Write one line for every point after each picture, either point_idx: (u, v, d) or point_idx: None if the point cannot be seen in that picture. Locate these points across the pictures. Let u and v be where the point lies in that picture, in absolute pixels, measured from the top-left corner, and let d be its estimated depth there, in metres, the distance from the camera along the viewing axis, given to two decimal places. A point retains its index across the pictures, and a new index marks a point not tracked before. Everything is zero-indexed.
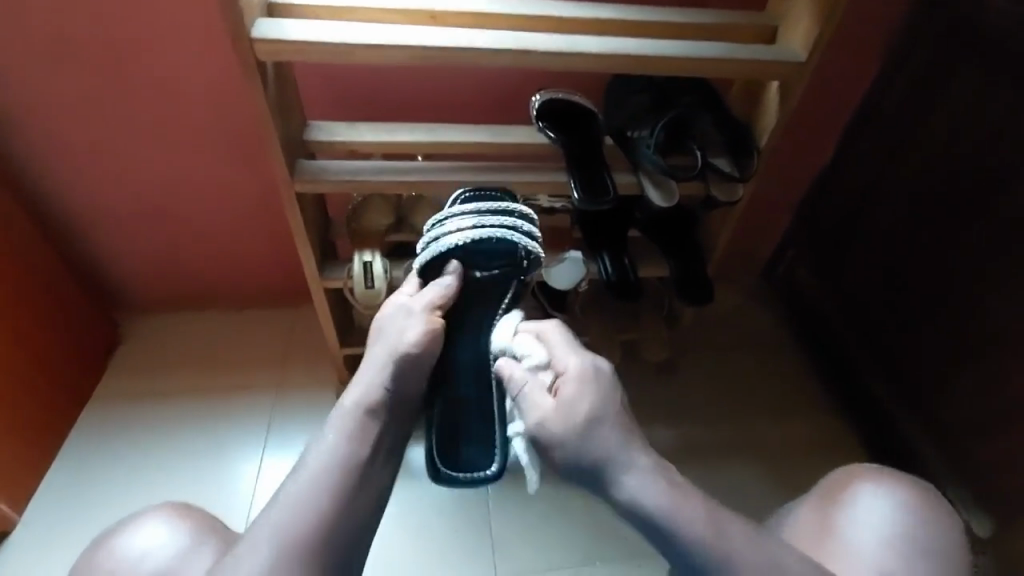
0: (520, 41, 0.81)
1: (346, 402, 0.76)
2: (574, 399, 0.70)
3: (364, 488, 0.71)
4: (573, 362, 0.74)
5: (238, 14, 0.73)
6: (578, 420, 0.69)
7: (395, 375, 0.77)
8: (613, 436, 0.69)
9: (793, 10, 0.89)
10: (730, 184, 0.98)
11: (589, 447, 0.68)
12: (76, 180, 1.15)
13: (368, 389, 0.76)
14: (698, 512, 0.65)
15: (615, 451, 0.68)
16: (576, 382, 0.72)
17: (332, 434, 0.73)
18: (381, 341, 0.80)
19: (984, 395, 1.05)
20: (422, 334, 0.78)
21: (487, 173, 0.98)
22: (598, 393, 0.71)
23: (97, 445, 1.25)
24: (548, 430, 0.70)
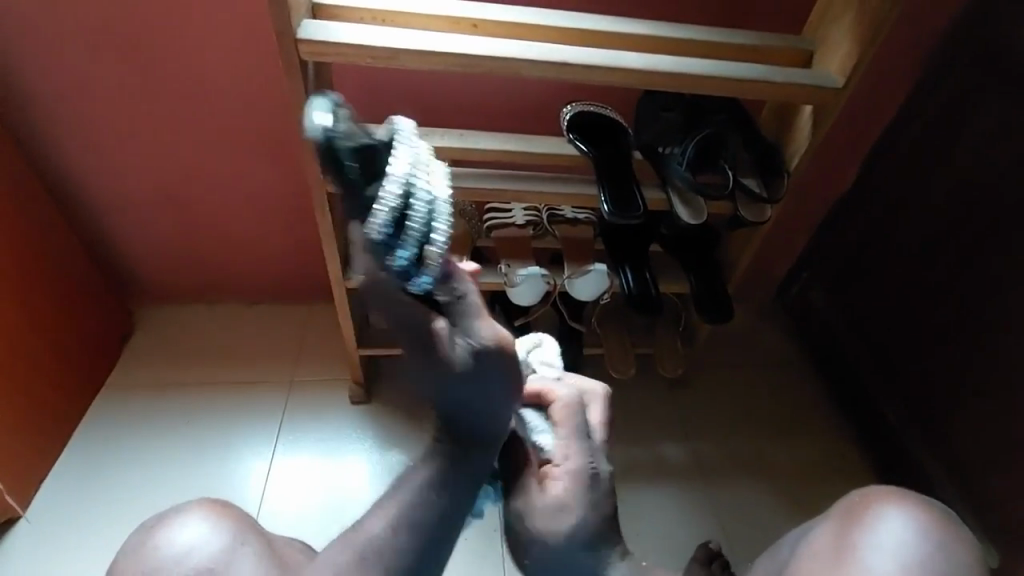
0: (560, 53, 0.82)
1: (443, 449, 0.73)
2: (563, 516, 0.73)
3: (445, 525, 0.73)
4: (569, 471, 0.74)
5: (286, 13, 0.74)
6: (562, 538, 0.72)
7: (494, 423, 0.71)
8: (590, 553, 0.73)
9: (831, 36, 0.89)
10: (759, 206, 0.97)
11: (565, 559, 0.73)
12: (104, 169, 1.16)
13: (466, 437, 0.72)
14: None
15: (592, 569, 0.73)
16: (568, 501, 0.73)
17: (428, 477, 0.73)
18: (474, 388, 0.67)
19: (1000, 427, 1.04)
20: (509, 375, 0.68)
21: (516, 183, 0.98)
22: (582, 517, 0.73)
23: (105, 434, 1.24)
24: (528, 535, 0.74)
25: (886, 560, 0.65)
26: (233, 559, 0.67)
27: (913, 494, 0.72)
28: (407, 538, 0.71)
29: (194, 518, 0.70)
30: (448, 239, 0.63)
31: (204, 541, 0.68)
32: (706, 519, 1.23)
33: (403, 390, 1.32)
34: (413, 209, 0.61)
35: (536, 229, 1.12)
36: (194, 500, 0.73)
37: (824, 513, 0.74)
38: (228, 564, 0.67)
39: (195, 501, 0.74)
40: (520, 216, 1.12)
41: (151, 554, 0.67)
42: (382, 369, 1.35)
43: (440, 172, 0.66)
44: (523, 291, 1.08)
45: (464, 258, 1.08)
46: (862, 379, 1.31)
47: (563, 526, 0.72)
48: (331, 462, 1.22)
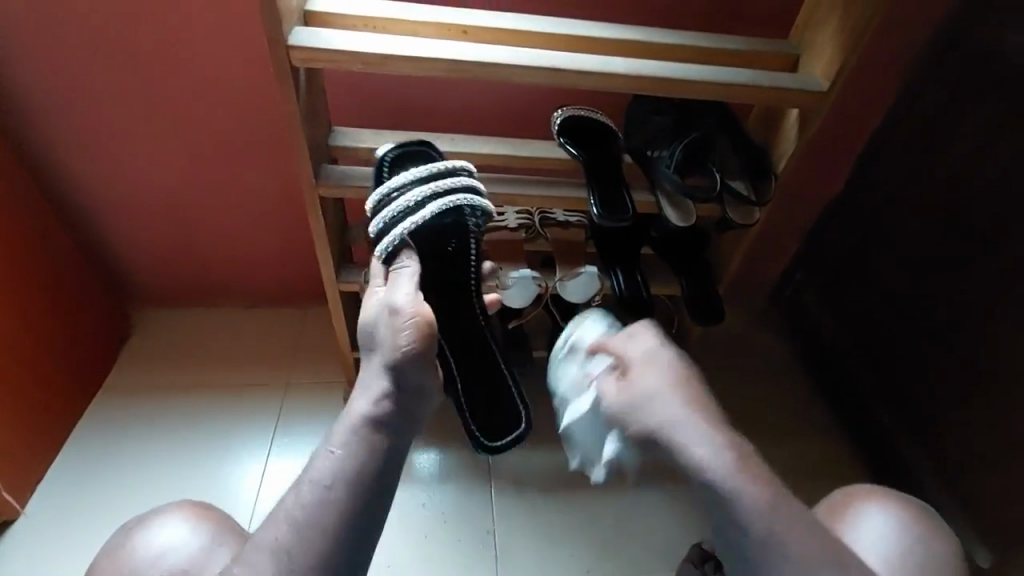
0: (549, 59, 0.83)
1: (355, 412, 0.72)
2: (652, 385, 0.77)
3: (365, 481, 0.67)
4: (650, 355, 0.81)
5: (277, 20, 0.75)
6: (660, 402, 0.74)
7: (402, 375, 0.73)
8: (683, 412, 0.73)
9: (816, 41, 0.91)
10: (746, 208, 0.99)
11: (651, 420, 0.74)
12: (101, 174, 1.17)
13: (373, 391, 0.72)
14: (760, 494, 0.67)
15: (683, 430, 0.72)
16: (652, 375, 0.78)
17: (344, 443, 0.69)
18: (374, 341, 0.76)
19: (989, 427, 1.05)
20: (406, 330, 0.74)
21: (507, 186, 0.99)
22: (660, 376, 0.78)
23: (101, 439, 1.25)
24: (635, 417, 0.76)
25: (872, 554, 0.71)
26: (208, 558, 0.70)
27: (896, 492, 0.77)
28: (336, 511, 0.64)
29: (175, 520, 0.74)
30: (399, 239, 0.84)
31: (182, 541, 0.72)
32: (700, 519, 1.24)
33: None
34: (393, 209, 0.85)
35: (528, 231, 1.13)
36: (177, 503, 0.77)
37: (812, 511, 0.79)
38: (204, 562, 0.70)
39: (180, 504, 0.78)
40: (511, 219, 1.13)
41: (134, 555, 0.71)
42: None
43: (436, 201, 0.85)
44: (513, 295, 1.09)
45: None
46: (854, 380, 1.31)
47: (648, 388, 0.77)
48: None
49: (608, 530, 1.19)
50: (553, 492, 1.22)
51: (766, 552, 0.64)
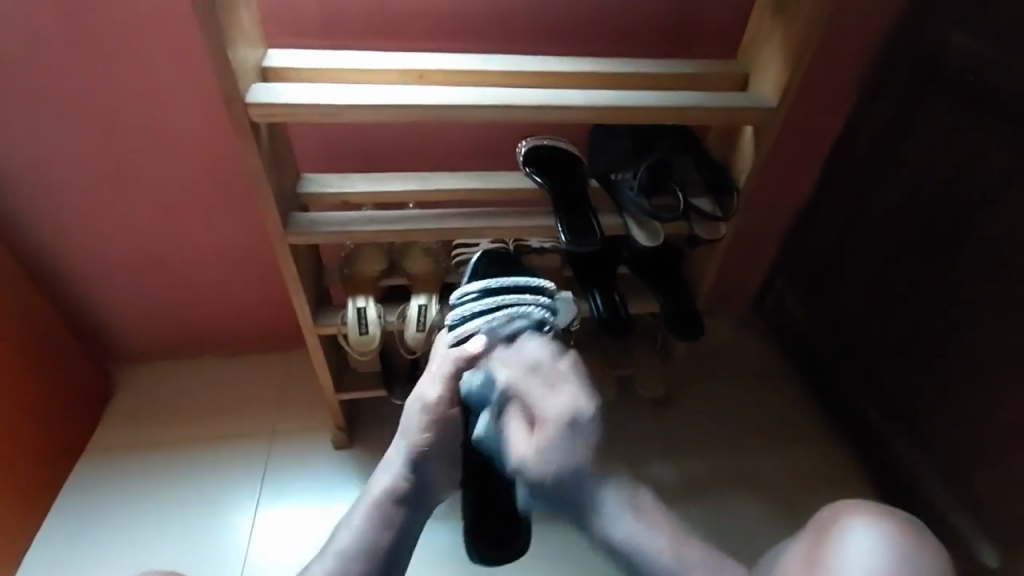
0: (504, 96, 0.85)
1: (376, 487, 0.80)
2: (562, 435, 0.75)
3: (387, 551, 0.75)
4: (556, 402, 0.77)
5: (233, 79, 0.77)
6: (570, 459, 0.74)
7: (420, 462, 0.81)
8: (584, 469, 0.74)
9: (762, 59, 0.94)
10: (713, 223, 1.01)
11: (559, 478, 0.74)
12: (76, 237, 1.17)
13: (393, 471, 0.81)
14: (671, 544, 0.71)
15: (592, 483, 0.74)
16: (562, 423, 0.76)
17: (363, 518, 0.77)
18: (401, 427, 0.85)
19: (974, 423, 1.03)
20: (428, 423, 0.82)
21: (476, 220, 1.00)
22: (557, 433, 0.75)
23: (83, 504, 1.22)
24: (545, 471, 0.74)
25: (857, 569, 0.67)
26: None
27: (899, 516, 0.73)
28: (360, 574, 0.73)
29: None
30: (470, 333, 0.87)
31: None
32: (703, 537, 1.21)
33: (387, 431, 1.32)
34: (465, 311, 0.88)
35: None
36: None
37: (799, 530, 0.76)
38: None
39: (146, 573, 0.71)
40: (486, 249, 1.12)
41: None
42: (365, 412, 1.35)
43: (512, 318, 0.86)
44: None
45: (433, 296, 1.10)
46: (840, 383, 1.32)
47: (557, 451, 0.74)
48: (316, 510, 1.21)
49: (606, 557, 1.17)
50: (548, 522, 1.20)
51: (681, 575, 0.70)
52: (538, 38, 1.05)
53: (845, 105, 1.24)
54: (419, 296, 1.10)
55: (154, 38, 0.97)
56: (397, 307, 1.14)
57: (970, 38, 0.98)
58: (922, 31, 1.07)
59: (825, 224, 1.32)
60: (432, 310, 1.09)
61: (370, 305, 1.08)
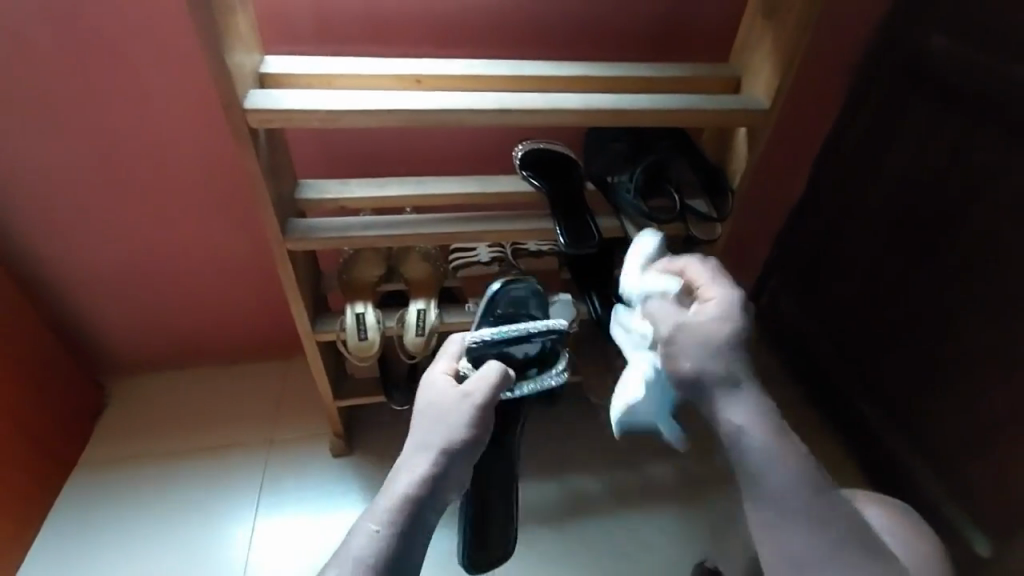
0: (500, 100, 0.86)
1: (397, 484, 0.62)
2: (712, 320, 0.63)
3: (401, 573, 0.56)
4: (722, 292, 0.66)
5: (231, 85, 0.77)
6: (715, 346, 0.62)
7: (451, 460, 0.64)
8: (721, 351, 0.62)
9: (753, 62, 0.95)
10: (709, 224, 1.02)
11: (690, 367, 0.62)
12: (68, 246, 1.16)
13: (420, 467, 0.63)
14: (793, 464, 0.58)
15: (733, 367, 0.61)
16: (718, 288, 0.66)
17: (382, 527, 0.58)
18: (423, 418, 0.69)
19: (969, 417, 1.04)
20: (467, 422, 0.67)
21: (475, 223, 1.01)
22: (716, 315, 0.64)
23: (76, 518, 1.20)
24: (679, 361, 0.63)
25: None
26: None
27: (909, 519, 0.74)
28: None
29: None
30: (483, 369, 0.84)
31: None
32: (706, 536, 1.21)
33: (387, 437, 1.31)
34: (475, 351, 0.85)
35: (501, 264, 1.15)
36: None
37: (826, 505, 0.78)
38: None
39: None
40: (484, 254, 1.15)
41: None
42: (363, 418, 1.34)
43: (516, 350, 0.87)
44: None
45: (431, 300, 1.10)
46: (836, 381, 1.33)
47: (718, 327, 0.63)
48: (317, 519, 1.20)
49: (609, 559, 1.17)
50: (549, 524, 1.20)
51: (796, 519, 0.56)
52: (533, 44, 1.06)
53: (834, 106, 1.27)
54: (418, 301, 1.10)
55: (149, 45, 0.97)
56: (395, 311, 1.13)
57: (953, 41, 1.01)
58: (906, 34, 1.10)
59: (818, 224, 1.34)
60: (431, 314, 1.09)
61: (368, 310, 1.08)
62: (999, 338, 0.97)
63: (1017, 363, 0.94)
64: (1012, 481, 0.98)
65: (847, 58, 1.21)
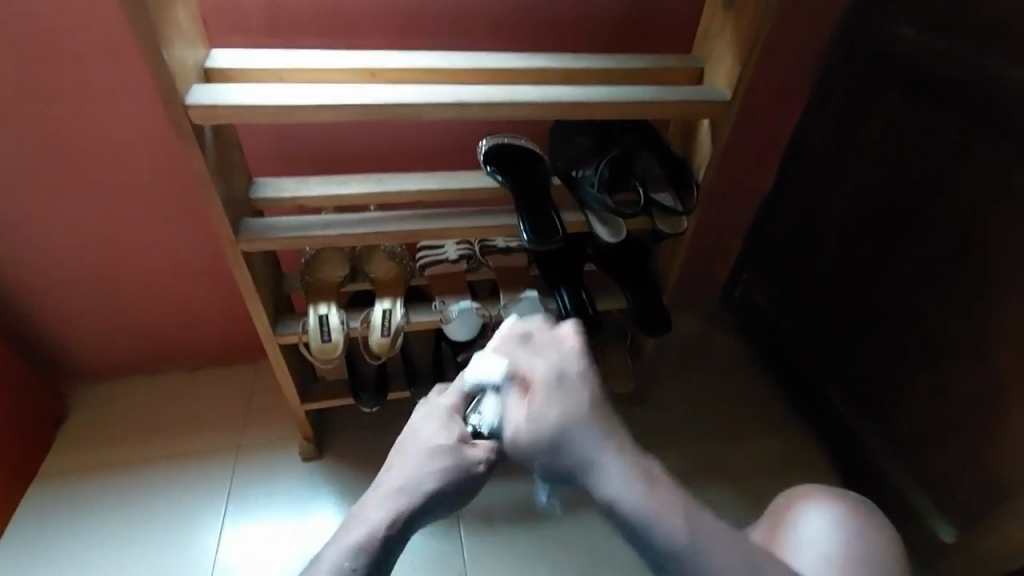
0: (457, 94, 0.84)
1: (370, 514, 0.55)
2: (543, 408, 0.57)
3: None
4: (547, 376, 0.59)
5: (172, 80, 0.74)
6: (548, 440, 0.55)
7: (436, 498, 0.57)
8: (564, 441, 0.54)
9: (715, 53, 0.94)
10: (674, 218, 1.00)
11: (537, 461, 0.56)
12: (17, 252, 1.11)
13: (398, 502, 0.55)
14: (688, 529, 0.50)
15: (576, 458, 0.54)
16: (547, 393, 0.57)
17: (355, 554, 0.51)
18: (415, 443, 0.60)
19: (937, 405, 1.04)
20: (453, 472, 0.58)
21: (437, 220, 0.98)
22: (550, 409, 0.56)
23: (35, 533, 1.16)
24: (530, 454, 0.56)
25: (811, 555, 0.68)
26: None
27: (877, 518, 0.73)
28: None
29: None
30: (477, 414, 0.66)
31: None
32: None
33: (357, 440, 1.29)
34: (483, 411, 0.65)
35: (469, 261, 1.13)
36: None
37: (826, 498, 0.75)
38: None
39: None
40: (452, 251, 1.12)
41: None
42: (333, 421, 1.32)
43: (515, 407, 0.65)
44: (457, 327, 1.07)
45: (397, 300, 1.08)
46: (808, 373, 1.33)
47: (547, 421, 0.55)
48: (286, 525, 1.17)
49: (582, 556, 1.16)
50: (521, 523, 1.19)
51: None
52: (494, 36, 1.04)
53: (801, 96, 1.26)
54: (383, 301, 1.08)
55: (92, 42, 0.93)
56: (360, 312, 1.11)
57: (914, 31, 1.01)
58: (869, 24, 1.10)
59: (789, 214, 1.34)
60: (397, 314, 1.06)
61: (332, 312, 1.06)
62: (964, 328, 0.97)
63: (983, 352, 0.94)
64: (978, 468, 0.99)
65: (812, 49, 1.20)
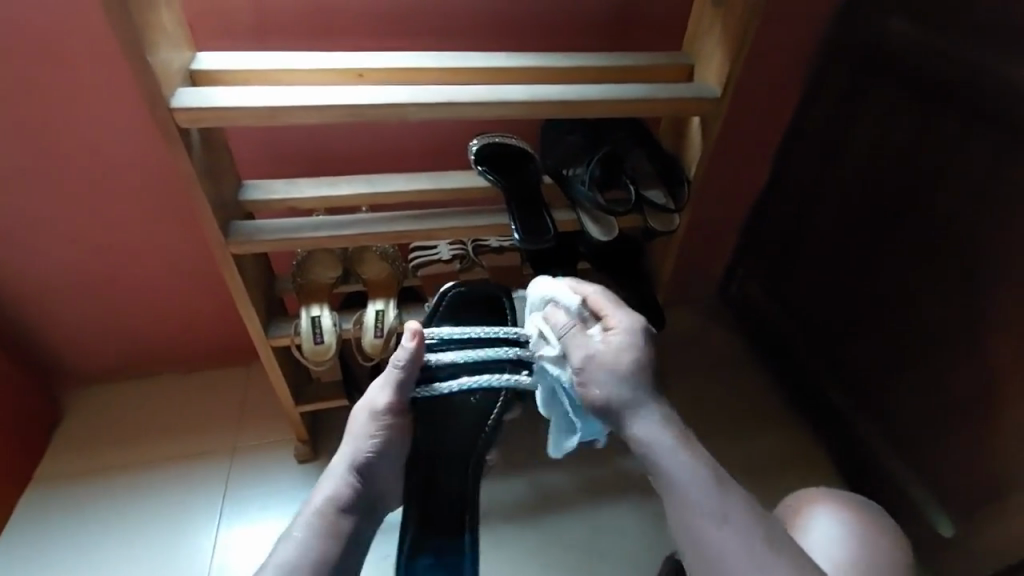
0: (446, 93, 0.83)
1: (324, 495, 0.73)
2: (619, 342, 0.73)
3: (333, 552, 0.68)
4: (623, 317, 0.76)
5: (157, 83, 0.73)
6: (622, 366, 0.72)
7: (370, 463, 0.76)
8: (628, 381, 0.72)
9: (704, 49, 0.94)
10: (666, 215, 1.00)
11: (603, 381, 0.72)
12: (7, 258, 1.11)
13: (340, 479, 0.74)
14: (704, 484, 0.66)
15: (631, 397, 0.71)
16: (622, 333, 0.74)
17: (309, 525, 0.70)
18: (348, 429, 0.79)
19: (931, 398, 1.05)
20: (376, 431, 0.77)
21: (428, 220, 0.98)
22: (625, 351, 0.73)
23: (31, 539, 1.16)
24: (602, 379, 0.72)
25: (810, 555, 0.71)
26: None
27: (879, 520, 0.75)
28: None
29: None
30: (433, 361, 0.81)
31: None
32: None
33: None
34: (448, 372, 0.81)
35: (463, 261, 1.12)
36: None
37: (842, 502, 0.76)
38: None
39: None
40: (445, 251, 1.12)
41: None
42: (329, 422, 1.32)
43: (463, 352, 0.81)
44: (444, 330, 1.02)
45: (390, 301, 1.08)
46: (803, 367, 1.34)
47: (620, 357, 0.72)
48: (283, 527, 1.17)
49: (578, 552, 1.17)
50: (519, 521, 1.19)
51: (718, 525, 0.64)
52: (483, 35, 1.04)
53: (794, 90, 1.26)
54: (376, 302, 1.08)
55: (78, 45, 0.92)
56: (353, 313, 1.11)
57: (906, 25, 1.01)
58: (859, 20, 1.10)
59: (782, 210, 1.34)
60: (390, 314, 1.06)
61: (325, 314, 1.05)
62: (956, 323, 0.97)
63: (976, 346, 0.95)
64: (972, 461, 1.00)
65: (803, 44, 1.20)
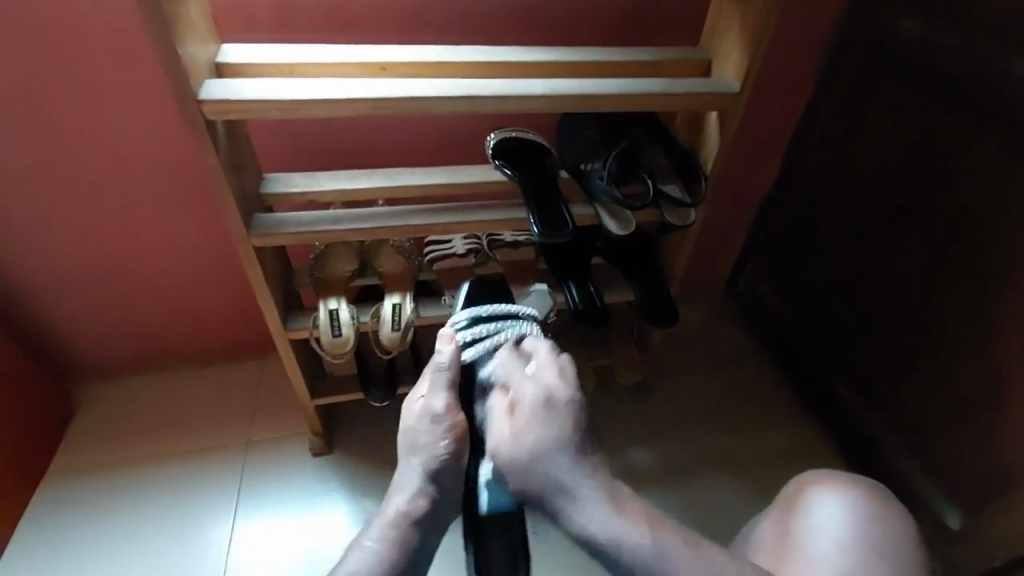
0: (468, 87, 0.84)
1: (392, 509, 0.70)
2: (543, 402, 0.69)
3: (405, 567, 0.65)
4: (554, 367, 0.72)
5: (185, 74, 0.74)
6: (544, 439, 0.67)
7: (439, 471, 0.71)
8: (557, 454, 0.66)
9: (722, 45, 0.95)
10: (683, 210, 1.01)
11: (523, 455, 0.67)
12: (23, 250, 1.11)
13: (409, 490, 0.70)
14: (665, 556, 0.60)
15: (560, 468, 0.65)
16: (549, 400, 0.69)
17: (378, 542, 0.66)
18: (406, 437, 0.75)
19: (941, 392, 1.06)
20: (445, 437, 0.72)
21: (447, 214, 0.99)
22: (558, 417, 0.68)
23: (46, 532, 1.16)
24: (522, 448, 0.67)
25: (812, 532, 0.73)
26: None
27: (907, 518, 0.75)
28: None
29: None
30: None
31: None
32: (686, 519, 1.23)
33: (366, 435, 1.30)
34: None
35: (478, 256, 1.12)
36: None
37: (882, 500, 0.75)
38: None
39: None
40: (460, 245, 1.13)
41: None
42: (341, 416, 1.32)
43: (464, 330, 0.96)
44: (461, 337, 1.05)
45: (406, 295, 1.08)
46: (812, 362, 1.35)
47: (547, 427, 0.67)
48: (297, 520, 1.18)
49: None
50: None
51: None
52: (501, 30, 1.04)
53: (805, 87, 1.27)
54: (392, 295, 1.08)
55: (99, 39, 0.92)
56: (370, 307, 1.11)
57: (919, 22, 1.02)
58: (871, 17, 1.11)
59: (792, 205, 1.35)
60: (406, 308, 1.07)
61: (342, 307, 1.06)
62: (967, 317, 0.98)
63: (984, 340, 0.96)
64: (980, 453, 1.01)
65: (815, 41, 1.21)
